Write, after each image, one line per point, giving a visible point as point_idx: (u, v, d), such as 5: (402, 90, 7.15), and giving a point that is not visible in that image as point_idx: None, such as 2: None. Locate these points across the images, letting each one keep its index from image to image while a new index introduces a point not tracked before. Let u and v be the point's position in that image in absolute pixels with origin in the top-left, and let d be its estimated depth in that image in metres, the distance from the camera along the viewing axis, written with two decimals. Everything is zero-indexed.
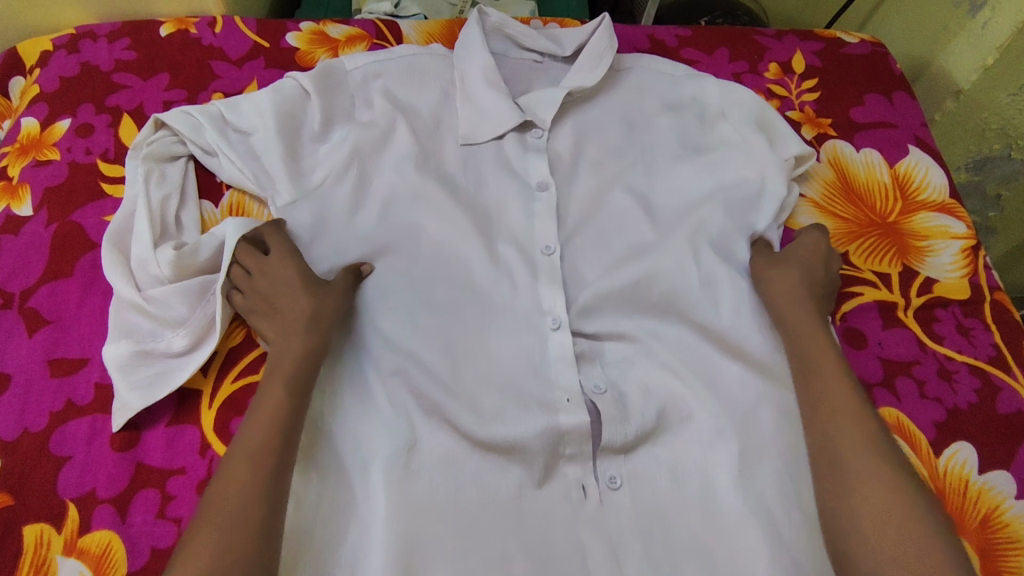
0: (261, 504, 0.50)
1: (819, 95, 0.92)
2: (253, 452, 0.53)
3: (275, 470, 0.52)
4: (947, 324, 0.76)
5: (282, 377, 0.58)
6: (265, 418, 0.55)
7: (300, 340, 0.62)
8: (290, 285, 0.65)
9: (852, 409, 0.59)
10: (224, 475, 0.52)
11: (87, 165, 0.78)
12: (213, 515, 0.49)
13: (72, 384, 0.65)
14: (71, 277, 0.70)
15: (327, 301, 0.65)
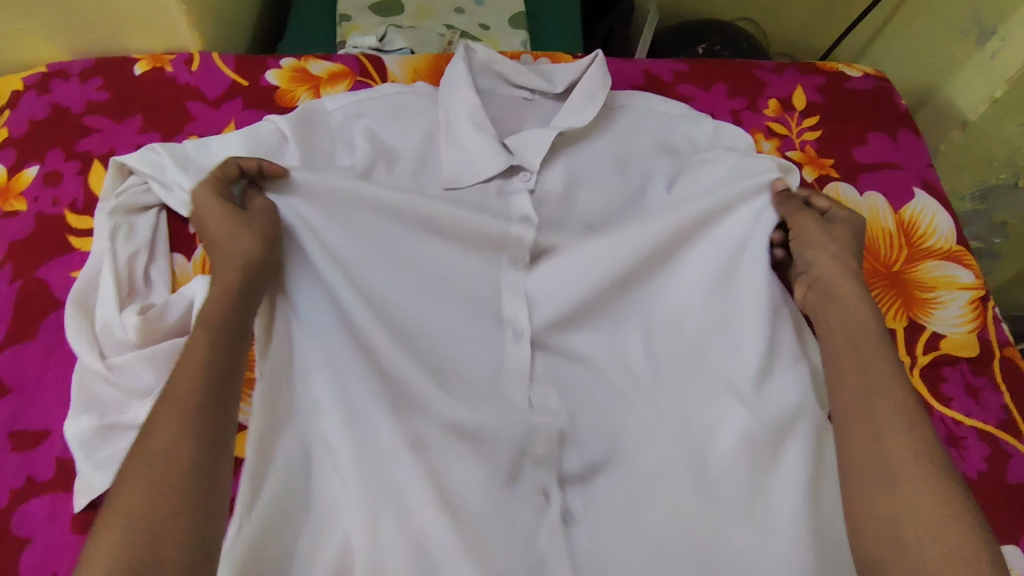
0: (195, 469, 0.43)
1: (820, 133, 0.88)
2: (170, 405, 0.46)
3: (210, 432, 0.45)
4: (955, 384, 0.72)
5: (206, 328, 0.51)
6: (188, 374, 0.48)
7: (227, 283, 0.55)
8: (220, 223, 0.59)
9: (901, 404, 0.54)
10: (147, 431, 0.44)
11: (54, 218, 0.75)
12: (139, 482, 0.42)
13: (33, 459, 0.62)
14: (35, 341, 0.68)
15: (264, 237, 0.59)
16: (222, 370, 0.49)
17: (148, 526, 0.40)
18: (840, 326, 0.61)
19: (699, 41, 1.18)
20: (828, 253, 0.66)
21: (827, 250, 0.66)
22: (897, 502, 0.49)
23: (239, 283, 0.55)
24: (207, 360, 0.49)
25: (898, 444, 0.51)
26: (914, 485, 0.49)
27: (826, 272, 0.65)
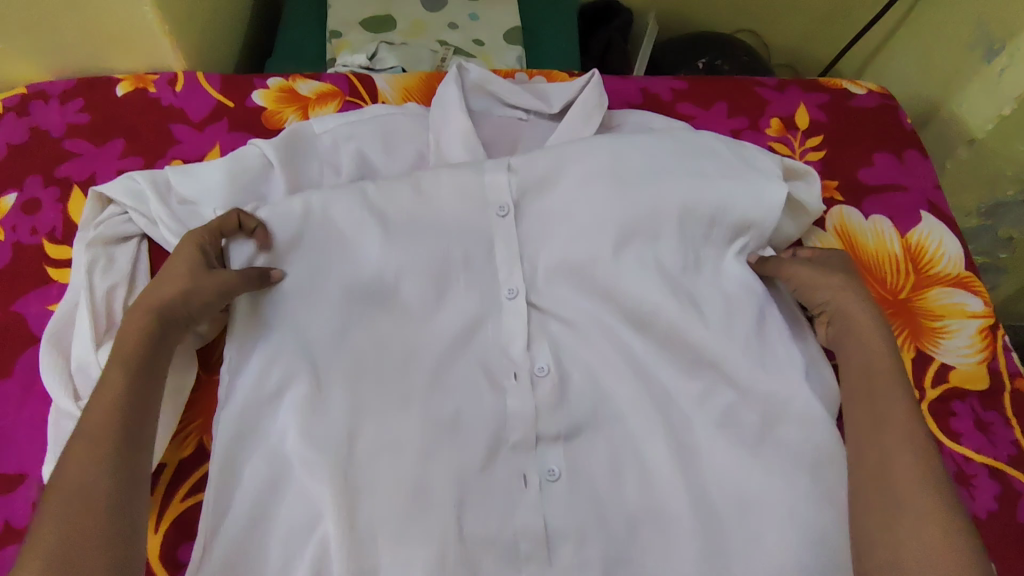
0: (107, 484, 0.47)
1: (825, 153, 0.86)
2: (80, 444, 0.49)
3: (119, 451, 0.49)
4: (964, 419, 0.70)
5: (122, 354, 0.54)
6: (100, 407, 0.51)
7: (149, 315, 0.57)
8: (172, 262, 0.60)
9: (905, 423, 0.54)
10: (61, 467, 0.48)
11: (32, 247, 0.72)
12: (57, 501, 0.46)
13: (8, 504, 0.60)
14: (11, 378, 0.65)
15: (198, 284, 0.58)
16: (133, 397, 0.52)
17: (64, 547, 0.44)
18: (852, 342, 0.62)
19: (699, 55, 1.15)
20: (834, 286, 0.65)
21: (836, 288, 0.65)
22: (894, 511, 0.50)
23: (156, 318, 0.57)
24: (121, 391, 0.52)
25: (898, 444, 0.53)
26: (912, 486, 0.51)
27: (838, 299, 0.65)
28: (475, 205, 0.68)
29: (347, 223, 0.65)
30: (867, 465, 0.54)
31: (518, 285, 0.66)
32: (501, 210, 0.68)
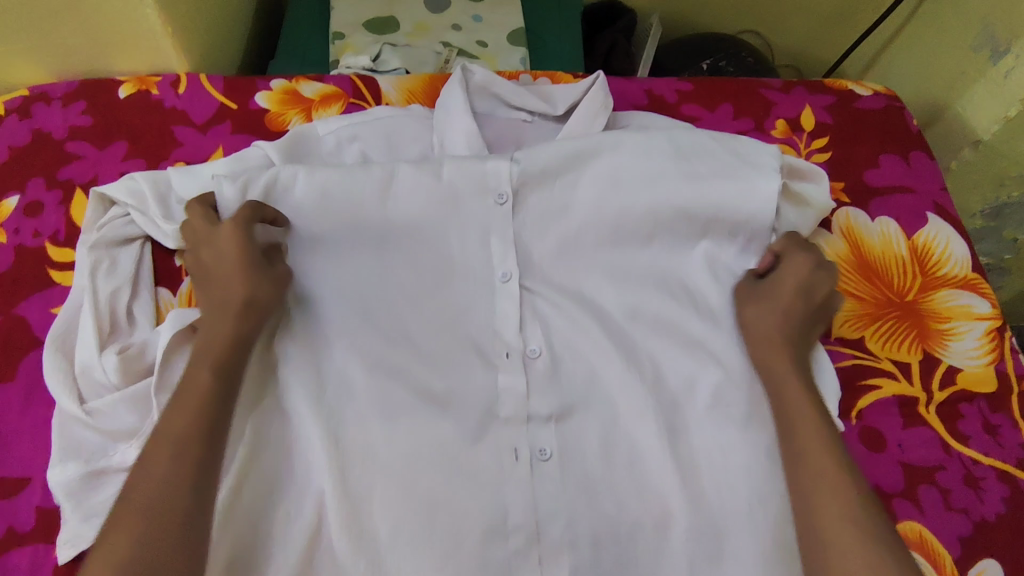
0: (186, 489, 0.49)
1: (830, 155, 0.85)
2: (162, 444, 0.51)
3: (201, 456, 0.51)
4: (973, 422, 0.69)
5: (210, 361, 0.56)
6: (186, 412, 0.53)
7: (227, 323, 0.59)
8: (224, 260, 0.63)
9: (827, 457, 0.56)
10: (144, 468, 0.50)
11: (36, 250, 0.72)
12: (133, 504, 0.48)
13: (13, 509, 0.59)
14: (14, 382, 0.65)
15: (263, 286, 0.62)
16: (217, 407, 0.54)
17: (144, 557, 0.46)
18: (770, 381, 0.64)
19: (703, 57, 1.15)
20: (748, 321, 0.68)
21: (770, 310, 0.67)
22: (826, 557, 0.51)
23: (231, 330, 0.59)
24: (206, 399, 0.54)
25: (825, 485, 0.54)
26: (835, 530, 0.51)
27: (757, 335, 0.67)
28: (476, 189, 0.72)
29: (348, 216, 0.70)
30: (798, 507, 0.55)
31: (511, 269, 0.71)
32: (499, 198, 0.72)
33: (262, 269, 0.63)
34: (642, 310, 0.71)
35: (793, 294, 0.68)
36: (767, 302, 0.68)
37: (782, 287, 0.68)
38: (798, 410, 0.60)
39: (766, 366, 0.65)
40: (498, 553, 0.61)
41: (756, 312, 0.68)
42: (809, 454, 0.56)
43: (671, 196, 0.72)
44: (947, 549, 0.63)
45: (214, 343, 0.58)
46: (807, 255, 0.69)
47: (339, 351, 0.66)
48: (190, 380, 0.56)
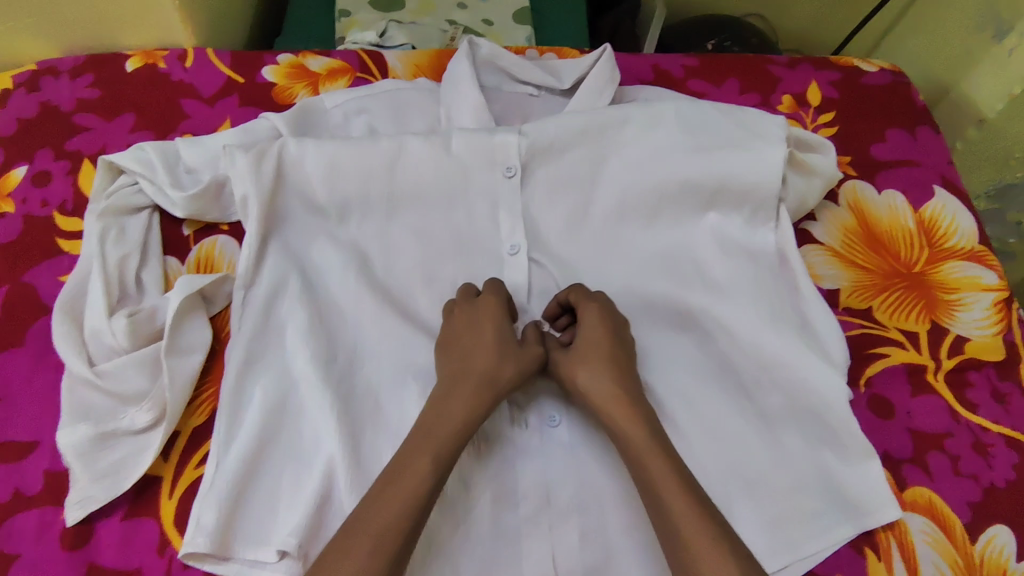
0: (409, 521, 0.50)
1: (837, 129, 0.86)
2: (371, 538, 0.49)
3: (429, 491, 0.51)
4: (981, 390, 0.69)
5: (473, 388, 0.57)
6: (399, 500, 0.50)
7: (472, 402, 0.57)
8: (484, 342, 0.60)
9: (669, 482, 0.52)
10: (377, 499, 0.51)
11: (43, 220, 0.72)
12: (367, 535, 0.49)
13: (20, 472, 0.59)
14: (22, 347, 0.65)
15: (525, 364, 0.60)
16: (430, 498, 0.52)
17: None
18: (621, 441, 0.56)
19: (708, 37, 1.15)
20: (582, 386, 0.59)
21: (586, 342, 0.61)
22: None
23: (481, 408, 0.57)
24: (422, 489, 0.51)
25: (682, 523, 0.50)
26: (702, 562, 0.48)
27: (598, 399, 0.58)
28: (485, 162, 0.71)
29: (356, 185, 0.69)
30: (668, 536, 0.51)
31: (520, 242, 0.70)
32: (509, 171, 0.71)
33: (513, 349, 0.60)
34: (649, 281, 0.71)
35: (592, 347, 0.60)
36: (568, 362, 0.61)
37: (586, 343, 0.61)
38: (644, 463, 0.54)
39: (619, 426, 0.56)
40: (508, 518, 0.60)
41: (577, 372, 0.60)
42: (658, 492, 0.52)
43: (678, 169, 0.71)
44: (957, 515, 0.63)
45: (496, 375, 0.58)
46: (600, 304, 0.63)
47: (348, 319, 0.67)
48: (448, 407, 0.56)
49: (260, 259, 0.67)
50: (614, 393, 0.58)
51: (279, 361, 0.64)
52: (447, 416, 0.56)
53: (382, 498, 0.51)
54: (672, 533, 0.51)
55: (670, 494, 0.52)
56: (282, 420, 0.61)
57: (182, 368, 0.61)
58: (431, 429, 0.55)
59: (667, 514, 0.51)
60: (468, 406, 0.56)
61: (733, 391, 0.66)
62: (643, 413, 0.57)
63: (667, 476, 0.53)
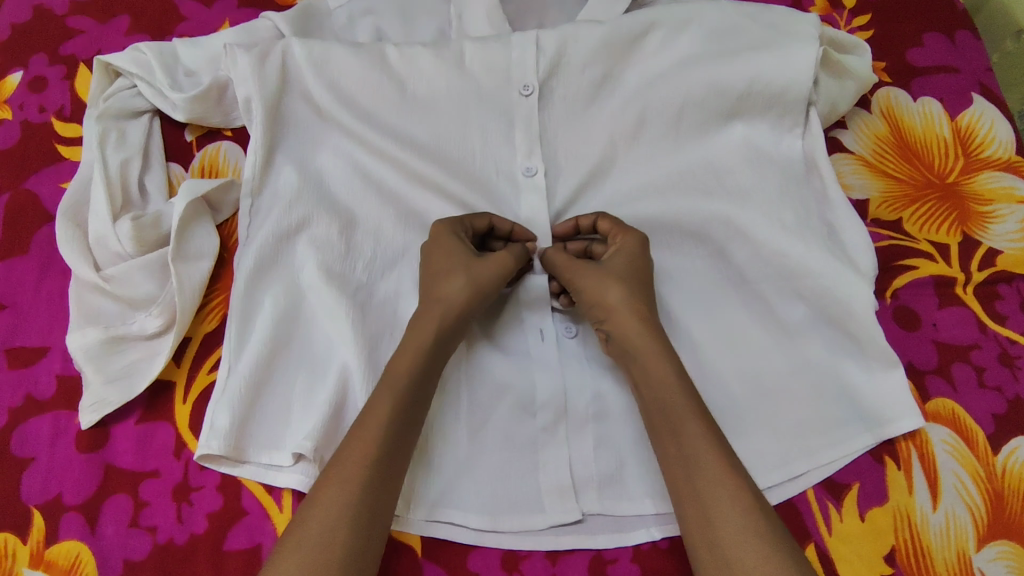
0: (389, 439, 0.51)
1: (872, 34, 0.81)
2: (348, 464, 0.49)
3: (410, 409, 0.52)
4: (1011, 303, 0.67)
5: (435, 319, 0.56)
6: (373, 423, 0.51)
7: (427, 328, 0.55)
8: (438, 263, 0.58)
9: (672, 396, 0.53)
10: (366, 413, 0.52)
11: (41, 126, 0.70)
12: (356, 452, 0.50)
13: (32, 377, 0.59)
14: (27, 255, 0.64)
15: (478, 282, 0.57)
16: (404, 426, 0.52)
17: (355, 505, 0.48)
18: (636, 368, 0.56)
19: None
20: (609, 303, 0.57)
21: (610, 270, 0.58)
22: (706, 505, 0.49)
23: (440, 333, 0.55)
24: (391, 418, 0.51)
25: (696, 454, 0.51)
26: (711, 488, 0.49)
27: (614, 317, 0.57)
28: (501, 79, 0.67)
29: (362, 88, 0.66)
30: (671, 452, 0.52)
31: (537, 165, 0.67)
32: (525, 89, 0.67)
33: (465, 263, 0.57)
34: (668, 192, 0.68)
35: (629, 272, 0.59)
36: (596, 275, 0.58)
37: (620, 265, 0.59)
38: (658, 391, 0.54)
39: (637, 350, 0.55)
40: (525, 428, 0.59)
41: (607, 291, 0.57)
42: (672, 420, 0.52)
43: (701, 75, 0.68)
44: (980, 426, 0.61)
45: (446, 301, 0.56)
46: (639, 237, 0.61)
47: (364, 231, 0.65)
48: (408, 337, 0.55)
49: (273, 165, 0.65)
50: (629, 311, 0.56)
51: (289, 270, 0.62)
52: (405, 343, 0.55)
53: (361, 422, 0.51)
54: (684, 462, 0.51)
55: (687, 426, 0.52)
56: (295, 329, 0.60)
57: (191, 273, 0.60)
58: (393, 360, 0.54)
59: (681, 443, 0.51)
60: (423, 333, 0.55)
61: (752, 303, 0.65)
62: (660, 340, 0.56)
63: (669, 391, 0.53)
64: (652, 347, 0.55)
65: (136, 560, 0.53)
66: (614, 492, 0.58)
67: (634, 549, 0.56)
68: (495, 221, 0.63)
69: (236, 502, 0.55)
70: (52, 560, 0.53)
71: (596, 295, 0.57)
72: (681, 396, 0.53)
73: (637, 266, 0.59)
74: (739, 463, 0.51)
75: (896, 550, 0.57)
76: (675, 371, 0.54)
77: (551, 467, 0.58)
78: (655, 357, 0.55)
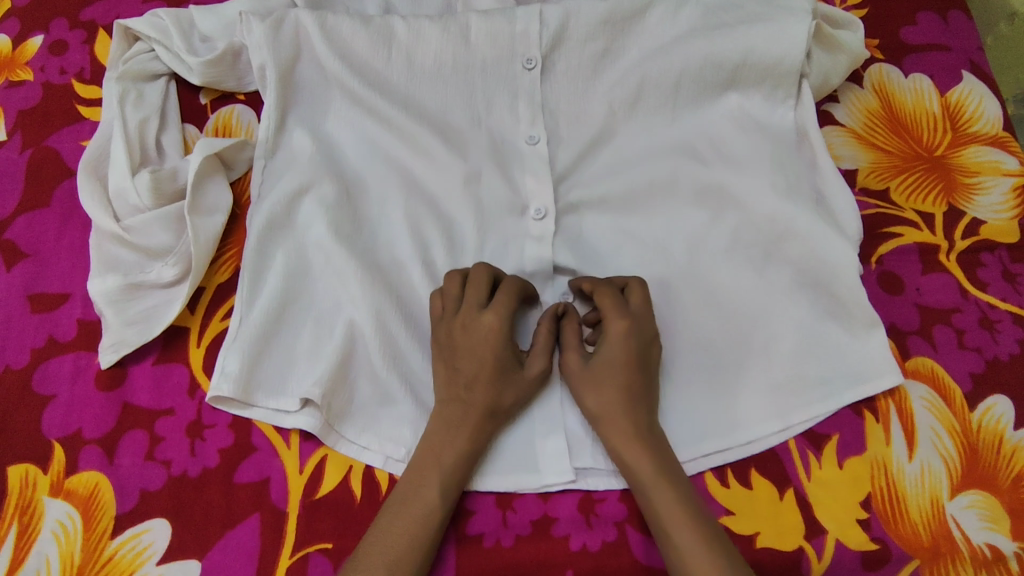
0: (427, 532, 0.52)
1: (867, 11, 0.83)
2: (387, 554, 0.51)
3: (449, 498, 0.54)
4: (992, 270, 0.70)
5: (473, 417, 0.56)
6: (414, 513, 0.53)
7: (471, 435, 0.56)
8: (451, 384, 0.57)
9: (663, 498, 0.53)
10: (403, 501, 0.53)
11: (62, 87, 0.73)
12: (391, 544, 0.51)
13: (53, 321, 0.62)
14: (49, 207, 0.67)
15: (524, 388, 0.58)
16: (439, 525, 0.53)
17: None
18: (626, 472, 0.56)
19: None
20: (594, 410, 0.57)
21: (590, 374, 0.57)
22: None
23: (484, 438, 0.57)
24: (432, 512, 0.53)
25: (688, 560, 0.51)
26: None
27: (608, 428, 0.56)
28: (505, 53, 0.69)
29: (370, 55, 0.69)
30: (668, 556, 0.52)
31: (539, 133, 0.69)
32: (528, 63, 0.69)
33: (512, 377, 0.58)
34: (662, 160, 0.70)
35: (612, 370, 0.57)
36: (587, 375, 0.57)
37: (607, 358, 0.57)
38: (648, 493, 0.54)
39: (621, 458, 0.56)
40: None
41: (591, 398, 0.57)
42: (663, 522, 0.53)
43: (698, 47, 0.70)
44: (958, 384, 0.64)
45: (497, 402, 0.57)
46: (626, 319, 0.57)
47: (372, 193, 0.68)
48: (440, 435, 0.56)
49: (283, 129, 0.69)
50: (618, 411, 0.56)
51: (297, 229, 0.65)
52: (434, 444, 0.55)
53: (397, 512, 0.53)
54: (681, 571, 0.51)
55: (675, 528, 0.52)
56: (304, 285, 0.63)
57: (205, 225, 0.62)
58: (430, 452, 0.55)
59: (673, 549, 0.52)
60: (456, 449, 0.55)
61: (742, 266, 0.67)
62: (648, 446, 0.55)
63: (659, 497, 0.53)
64: (641, 447, 0.55)
65: (152, 490, 0.56)
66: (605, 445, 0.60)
67: (622, 491, 0.59)
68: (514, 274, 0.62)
69: (247, 438, 0.58)
70: (72, 489, 0.56)
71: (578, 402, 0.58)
72: (670, 495, 0.53)
73: (627, 355, 0.57)
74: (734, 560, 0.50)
75: (872, 496, 0.60)
76: (662, 472, 0.54)
77: (543, 416, 0.60)
78: (643, 458, 0.54)
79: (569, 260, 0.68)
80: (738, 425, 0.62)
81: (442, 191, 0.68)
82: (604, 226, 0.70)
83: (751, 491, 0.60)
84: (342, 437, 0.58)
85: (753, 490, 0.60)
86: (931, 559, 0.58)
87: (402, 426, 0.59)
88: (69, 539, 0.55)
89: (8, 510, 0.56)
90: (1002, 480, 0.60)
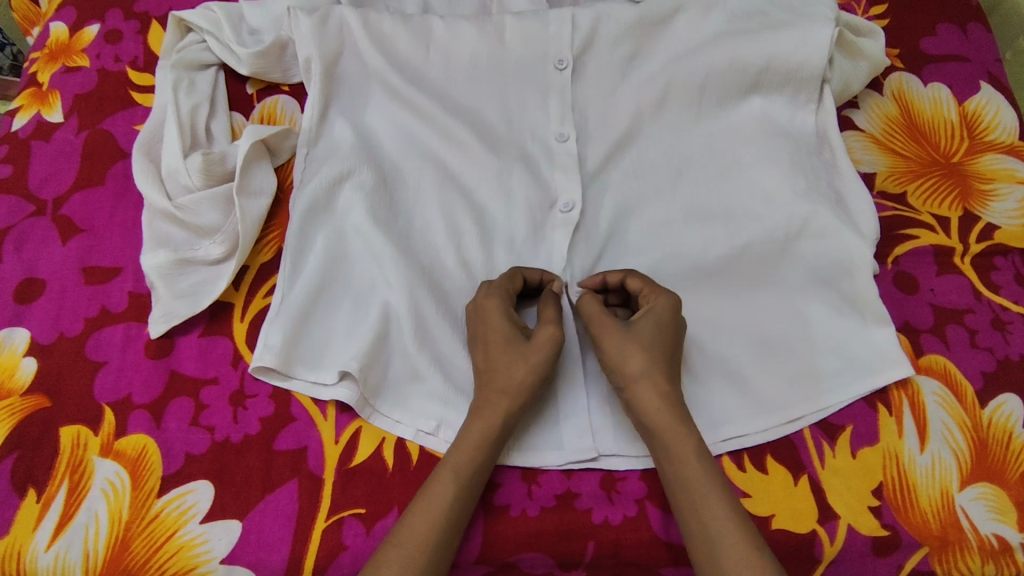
0: (448, 522, 0.53)
1: (888, 22, 0.86)
2: (414, 539, 0.52)
3: (470, 488, 0.55)
4: (1005, 273, 0.72)
5: (494, 403, 0.58)
6: (435, 503, 0.54)
7: (489, 420, 0.57)
8: (495, 354, 0.59)
9: (699, 477, 0.54)
10: (433, 483, 0.55)
11: (117, 73, 0.76)
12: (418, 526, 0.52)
13: (106, 292, 0.65)
14: (103, 186, 0.71)
15: (537, 365, 0.58)
16: (471, 496, 0.55)
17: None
18: (662, 446, 0.56)
19: None
20: (629, 372, 0.58)
21: (636, 338, 0.58)
22: None
23: (505, 421, 0.57)
24: (450, 505, 0.54)
25: (721, 536, 0.52)
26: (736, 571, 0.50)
27: (641, 399, 0.57)
28: (538, 54, 0.73)
29: (410, 50, 0.72)
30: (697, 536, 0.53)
31: (569, 131, 0.72)
32: (560, 64, 0.72)
33: (519, 349, 0.59)
34: (686, 160, 0.73)
35: (656, 338, 0.58)
36: (622, 342, 0.59)
37: (647, 329, 0.59)
38: (682, 471, 0.55)
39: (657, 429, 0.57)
40: None
41: (629, 357, 0.58)
42: (696, 500, 0.54)
43: (723, 51, 0.72)
44: (969, 381, 0.66)
45: (510, 385, 0.58)
46: (673, 298, 0.61)
47: (409, 181, 0.71)
48: (467, 424, 0.57)
49: (324, 119, 0.72)
50: (649, 382, 0.57)
51: (337, 214, 0.68)
52: (467, 430, 0.57)
53: (420, 501, 0.54)
54: (708, 544, 0.52)
55: (706, 506, 0.53)
56: (342, 267, 0.66)
57: (251, 207, 0.66)
58: (456, 444, 0.57)
59: (707, 524, 0.53)
60: (489, 420, 0.57)
61: (762, 261, 0.69)
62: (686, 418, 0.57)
63: (695, 476, 0.54)
64: (680, 424, 0.56)
65: (196, 454, 0.59)
66: (627, 434, 0.62)
67: (642, 471, 0.61)
68: (547, 276, 0.65)
69: (286, 409, 0.62)
70: (120, 450, 0.59)
71: (617, 362, 0.58)
72: (705, 474, 0.54)
73: (662, 339, 0.59)
74: (762, 542, 0.52)
75: (884, 485, 0.62)
76: (701, 452, 0.55)
77: (570, 399, 0.63)
78: (683, 435, 0.56)
79: (596, 251, 0.70)
80: (756, 413, 0.64)
81: (474, 181, 0.71)
82: (630, 218, 0.72)
83: (767, 476, 0.62)
84: (376, 411, 0.61)
85: (769, 475, 0.62)
86: (939, 547, 0.60)
87: (433, 403, 0.61)
88: (116, 498, 0.58)
89: (59, 469, 0.59)
90: (1010, 474, 0.62)
